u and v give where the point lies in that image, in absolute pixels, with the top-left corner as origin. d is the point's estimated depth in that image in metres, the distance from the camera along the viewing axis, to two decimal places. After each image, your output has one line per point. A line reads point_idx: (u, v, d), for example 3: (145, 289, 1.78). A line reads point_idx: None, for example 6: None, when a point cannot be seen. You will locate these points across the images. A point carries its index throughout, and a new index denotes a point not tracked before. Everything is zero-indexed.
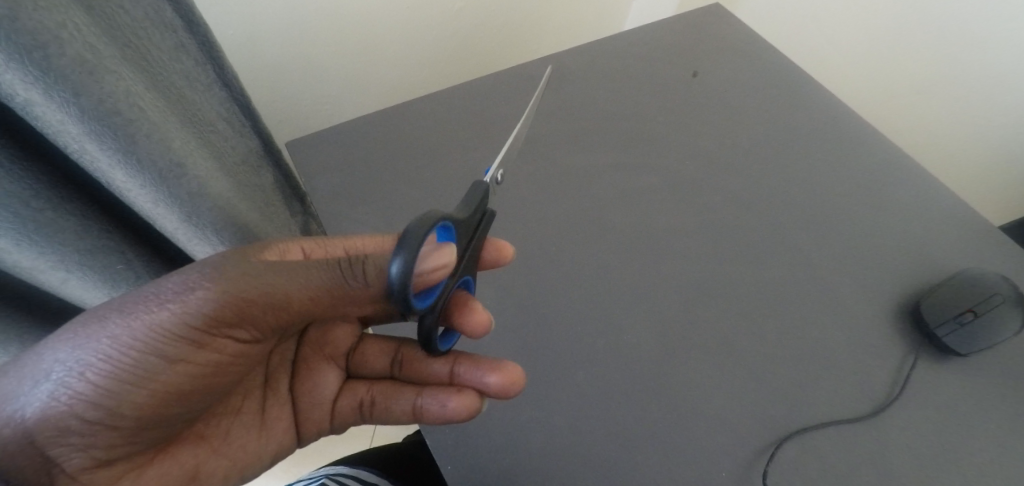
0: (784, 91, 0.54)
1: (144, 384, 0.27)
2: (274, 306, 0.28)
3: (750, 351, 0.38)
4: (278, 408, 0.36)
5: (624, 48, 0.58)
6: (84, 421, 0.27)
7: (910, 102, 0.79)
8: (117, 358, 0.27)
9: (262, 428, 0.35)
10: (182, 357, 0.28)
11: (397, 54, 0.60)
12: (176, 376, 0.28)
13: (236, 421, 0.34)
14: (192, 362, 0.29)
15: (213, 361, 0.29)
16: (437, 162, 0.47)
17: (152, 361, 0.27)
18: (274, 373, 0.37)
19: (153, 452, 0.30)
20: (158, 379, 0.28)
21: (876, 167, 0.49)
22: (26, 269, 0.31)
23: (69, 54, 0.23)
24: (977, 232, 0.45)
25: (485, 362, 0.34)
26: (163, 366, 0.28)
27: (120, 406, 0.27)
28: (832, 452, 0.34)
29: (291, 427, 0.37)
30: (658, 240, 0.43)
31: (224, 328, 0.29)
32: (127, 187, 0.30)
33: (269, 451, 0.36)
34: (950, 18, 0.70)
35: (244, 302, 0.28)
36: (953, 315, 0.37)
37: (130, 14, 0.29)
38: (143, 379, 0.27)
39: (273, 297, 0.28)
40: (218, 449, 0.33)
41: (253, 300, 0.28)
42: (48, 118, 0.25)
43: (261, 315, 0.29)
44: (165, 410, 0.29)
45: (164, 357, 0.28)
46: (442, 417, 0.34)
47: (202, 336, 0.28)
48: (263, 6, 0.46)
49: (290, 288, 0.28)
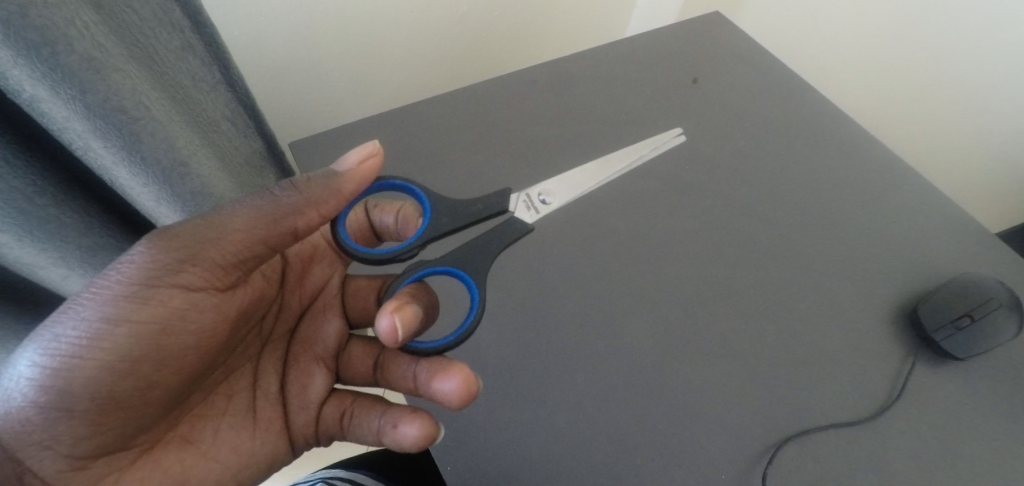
0: (781, 96, 0.55)
1: (93, 357, 0.26)
2: (210, 238, 0.28)
3: (747, 354, 0.38)
4: (269, 408, 0.36)
5: (626, 55, 0.58)
6: (42, 408, 0.25)
7: (907, 109, 0.80)
8: (64, 337, 0.26)
9: (254, 429, 0.34)
10: (126, 319, 0.27)
11: (399, 58, 0.61)
12: (125, 341, 0.27)
13: (224, 423, 0.33)
14: (138, 323, 0.27)
15: (162, 318, 0.27)
16: (438, 164, 0.48)
17: (97, 332, 0.26)
18: (263, 373, 0.36)
19: (133, 453, 0.29)
20: (106, 348, 0.26)
21: (874, 172, 0.49)
22: (28, 264, 0.32)
23: (77, 52, 0.23)
24: (975, 237, 0.45)
25: (442, 369, 0.32)
26: (109, 333, 0.26)
27: (74, 387, 0.26)
28: (832, 455, 0.35)
29: (282, 432, 0.36)
30: (657, 243, 0.44)
31: (167, 280, 0.27)
32: (130, 184, 0.31)
33: (263, 455, 0.34)
34: (948, 27, 0.70)
35: (182, 246, 0.27)
36: (951, 320, 0.37)
37: (139, 13, 0.30)
38: (91, 351, 0.26)
39: (209, 231, 0.28)
40: (207, 453, 0.32)
41: (191, 239, 0.27)
42: (53, 114, 0.25)
43: (197, 252, 0.28)
44: (120, 384, 0.27)
45: (109, 323, 0.26)
46: (399, 442, 0.33)
47: (141, 293, 0.27)
48: (269, 9, 0.47)
49: (224, 218, 0.28)
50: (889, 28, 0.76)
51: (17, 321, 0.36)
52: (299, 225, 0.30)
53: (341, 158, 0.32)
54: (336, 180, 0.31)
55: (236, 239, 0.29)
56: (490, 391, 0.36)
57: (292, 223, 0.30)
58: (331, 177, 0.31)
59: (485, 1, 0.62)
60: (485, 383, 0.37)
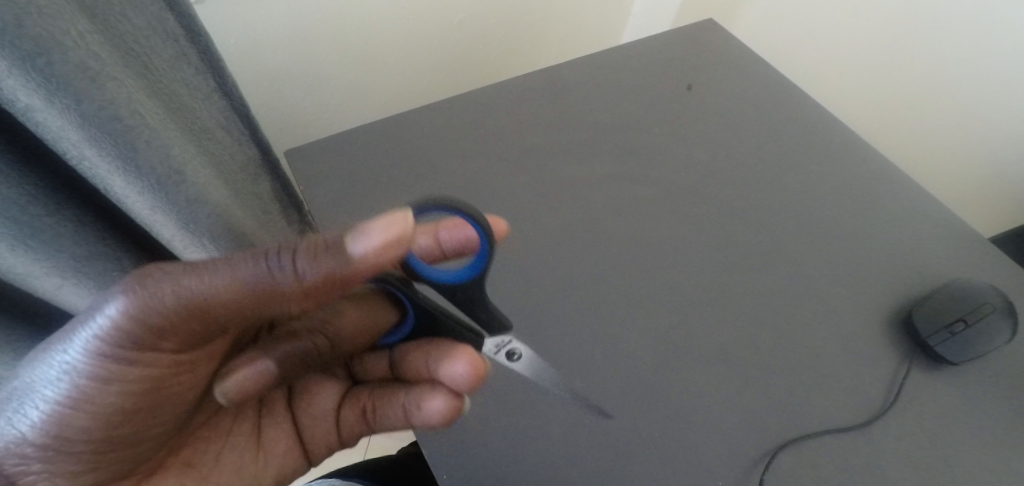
0: (776, 104, 0.55)
1: (83, 410, 0.26)
2: (195, 311, 0.24)
3: (744, 359, 0.38)
4: (275, 426, 0.37)
5: (621, 62, 0.58)
6: (37, 447, 0.26)
7: (900, 116, 0.79)
8: (53, 389, 0.25)
9: (258, 450, 0.36)
10: (112, 378, 0.25)
11: (393, 65, 0.61)
12: (113, 397, 0.26)
13: (227, 445, 0.34)
14: (123, 381, 0.26)
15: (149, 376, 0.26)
16: (435, 170, 0.48)
17: (85, 389, 0.25)
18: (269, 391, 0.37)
19: (133, 482, 0.30)
20: (95, 402, 0.26)
21: (867, 178, 0.50)
22: (21, 274, 0.31)
23: (72, 60, 0.23)
24: (968, 242, 0.45)
25: (444, 354, 0.32)
26: (94, 389, 0.25)
27: (66, 434, 0.26)
28: (829, 461, 0.35)
29: (293, 444, 0.37)
30: (653, 249, 0.44)
31: (150, 343, 0.25)
32: (125, 194, 0.30)
33: (272, 471, 0.36)
34: (939, 36, 0.70)
35: (164, 315, 0.24)
36: (946, 325, 0.37)
37: (133, 23, 0.30)
38: (81, 404, 0.26)
39: (196, 306, 0.24)
40: (208, 477, 0.33)
41: (171, 308, 0.24)
42: (48, 123, 0.25)
43: (182, 321, 0.25)
44: (112, 430, 0.27)
45: (94, 381, 0.25)
46: (428, 420, 0.32)
47: (126, 356, 0.25)
48: (266, 18, 0.47)
49: (211, 290, 0.24)
50: (880, 36, 0.76)
51: (14, 332, 0.36)
52: (293, 307, 0.26)
53: (356, 239, 0.24)
54: (345, 267, 0.24)
55: (225, 309, 0.25)
56: (486, 398, 0.36)
57: (285, 305, 0.26)
58: (343, 268, 0.24)
59: (481, 9, 0.63)
60: (481, 390, 0.36)
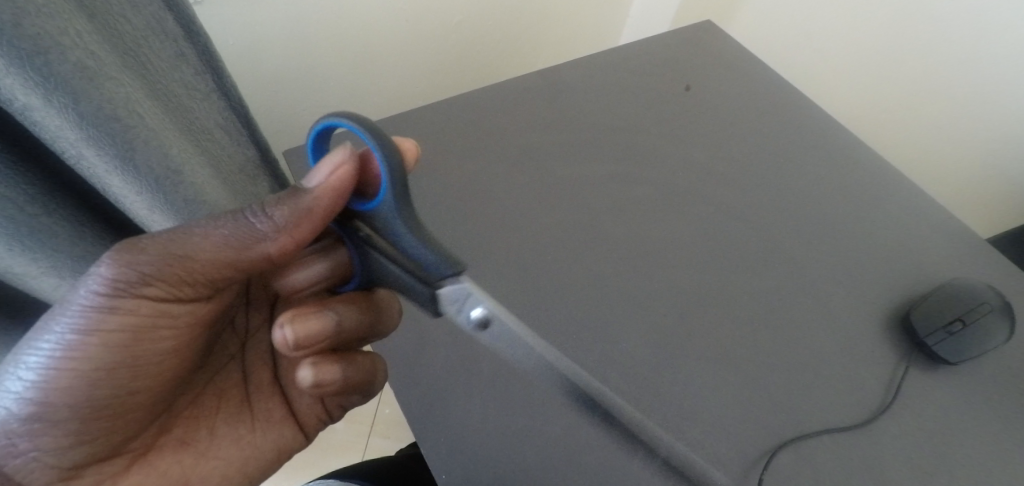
0: (773, 105, 0.56)
1: (73, 367, 0.27)
2: (174, 260, 0.26)
3: (743, 359, 0.38)
4: (266, 400, 0.37)
5: (619, 62, 0.59)
6: (32, 415, 0.27)
7: (898, 118, 0.79)
8: (44, 347, 0.26)
9: (253, 422, 0.36)
10: (99, 330, 0.26)
11: (392, 66, 0.61)
12: (101, 352, 0.27)
13: (218, 420, 0.35)
14: (111, 334, 0.27)
15: (136, 332, 0.27)
16: (434, 170, 0.48)
17: (75, 346, 0.26)
18: (253, 365, 0.37)
19: (126, 460, 0.31)
20: (85, 358, 0.27)
21: (865, 178, 0.50)
22: (20, 273, 0.32)
23: (70, 60, 0.23)
24: (965, 242, 0.45)
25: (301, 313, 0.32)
26: (83, 344, 0.26)
27: (59, 396, 0.27)
28: (828, 461, 0.35)
29: (285, 417, 0.37)
30: (651, 249, 0.44)
31: (134, 295, 0.26)
32: (123, 193, 0.30)
33: (268, 445, 0.36)
34: (938, 37, 0.71)
35: (149, 264, 0.26)
36: (943, 325, 0.37)
37: (132, 23, 0.30)
38: (70, 361, 0.26)
39: (176, 254, 0.26)
40: (206, 452, 0.34)
41: (153, 256, 0.26)
42: (47, 123, 0.25)
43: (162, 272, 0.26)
44: (100, 391, 0.27)
45: (83, 335, 0.26)
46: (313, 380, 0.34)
47: (110, 307, 0.26)
48: (265, 19, 0.47)
49: (190, 238, 0.26)
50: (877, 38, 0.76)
51: (13, 332, 0.36)
52: (270, 251, 0.27)
53: (309, 174, 0.26)
54: (302, 192, 0.27)
55: (205, 260, 0.27)
56: (484, 398, 0.36)
57: (260, 249, 0.27)
58: (305, 196, 0.26)
59: (479, 10, 0.63)
60: (479, 390, 0.36)
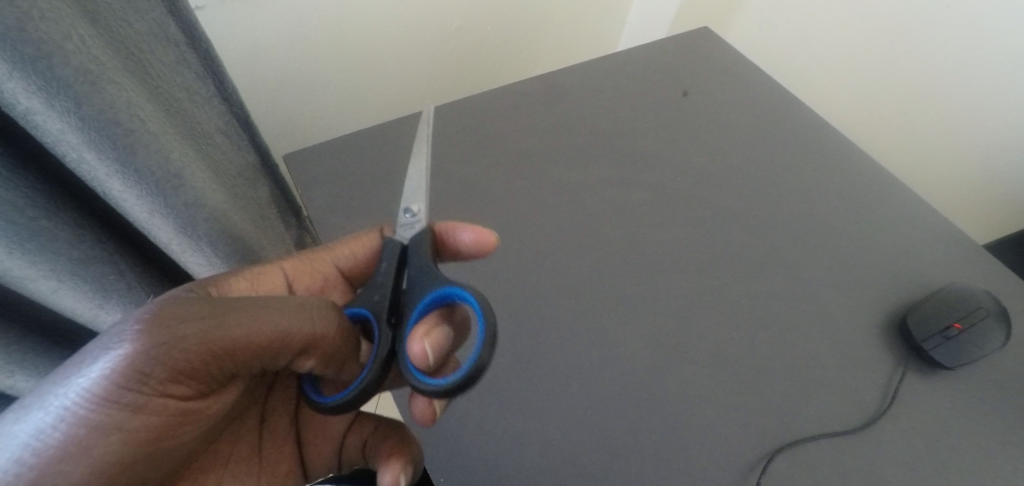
0: (769, 111, 0.56)
1: (79, 460, 0.24)
2: (213, 351, 0.26)
3: (740, 364, 0.38)
4: (276, 451, 0.37)
5: (617, 68, 0.59)
6: None
7: (895, 124, 0.79)
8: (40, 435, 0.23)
9: (260, 472, 0.35)
10: (118, 424, 0.25)
11: (393, 72, 0.61)
12: (117, 447, 0.25)
13: (227, 472, 0.33)
14: (131, 429, 0.25)
15: (152, 425, 0.26)
16: (433, 176, 0.48)
17: (84, 438, 0.24)
18: (274, 414, 0.38)
19: None
20: (95, 454, 0.24)
21: (860, 184, 0.50)
22: (17, 278, 0.30)
23: (72, 64, 0.24)
24: (962, 247, 0.46)
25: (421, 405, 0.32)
26: (96, 437, 0.24)
27: None
28: (824, 465, 0.35)
29: (292, 468, 0.37)
30: (648, 253, 0.44)
31: (161, 386, 0.26)
32: (124, 198, 0.30)
33: None
34: (934, 42, 0.70)
35: (184, 354, 0.25)
36: (940, 330, 0.38)
37: (134, 27, 0.30)
38: (77, 457, 0.24)
39: (215, 344, 0.26)
40: None
41: (197, 338, 0.26)
42: (47, 127, 0.25)
43: (197, 360, 0.26)
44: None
45: (99, 429, 0.24)
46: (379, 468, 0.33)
47: (135, 399, 0.25)
48: (266, 24, 0.48)
49: (231, 327, 0.27)
50: (875, 43, 0.77)
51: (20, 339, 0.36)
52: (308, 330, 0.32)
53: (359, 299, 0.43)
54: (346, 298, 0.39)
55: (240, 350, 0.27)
56: (483, 403, 0.36)
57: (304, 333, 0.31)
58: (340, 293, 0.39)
59: (480, 16, 0.63)
60: (478, 394, 0.37)
